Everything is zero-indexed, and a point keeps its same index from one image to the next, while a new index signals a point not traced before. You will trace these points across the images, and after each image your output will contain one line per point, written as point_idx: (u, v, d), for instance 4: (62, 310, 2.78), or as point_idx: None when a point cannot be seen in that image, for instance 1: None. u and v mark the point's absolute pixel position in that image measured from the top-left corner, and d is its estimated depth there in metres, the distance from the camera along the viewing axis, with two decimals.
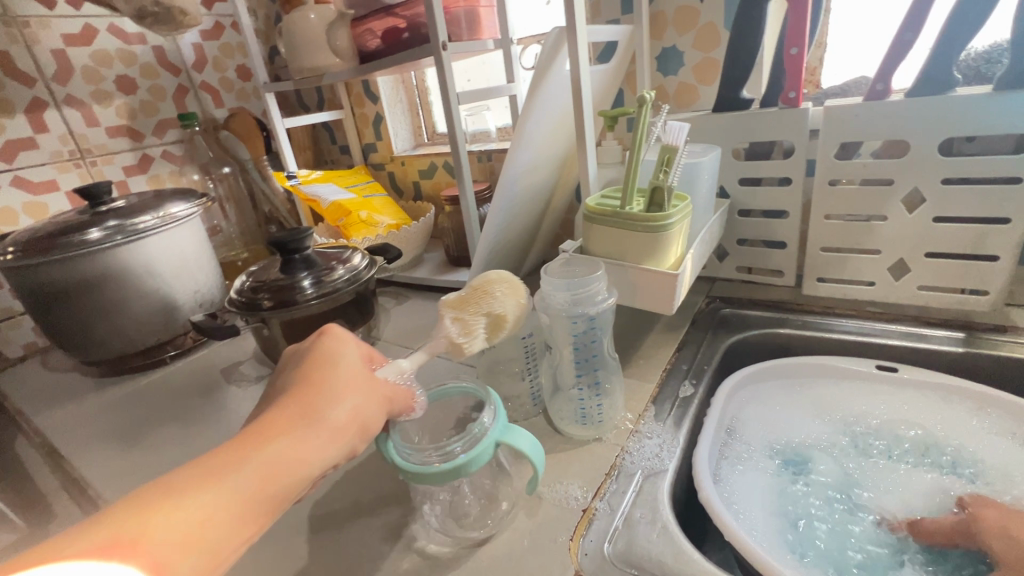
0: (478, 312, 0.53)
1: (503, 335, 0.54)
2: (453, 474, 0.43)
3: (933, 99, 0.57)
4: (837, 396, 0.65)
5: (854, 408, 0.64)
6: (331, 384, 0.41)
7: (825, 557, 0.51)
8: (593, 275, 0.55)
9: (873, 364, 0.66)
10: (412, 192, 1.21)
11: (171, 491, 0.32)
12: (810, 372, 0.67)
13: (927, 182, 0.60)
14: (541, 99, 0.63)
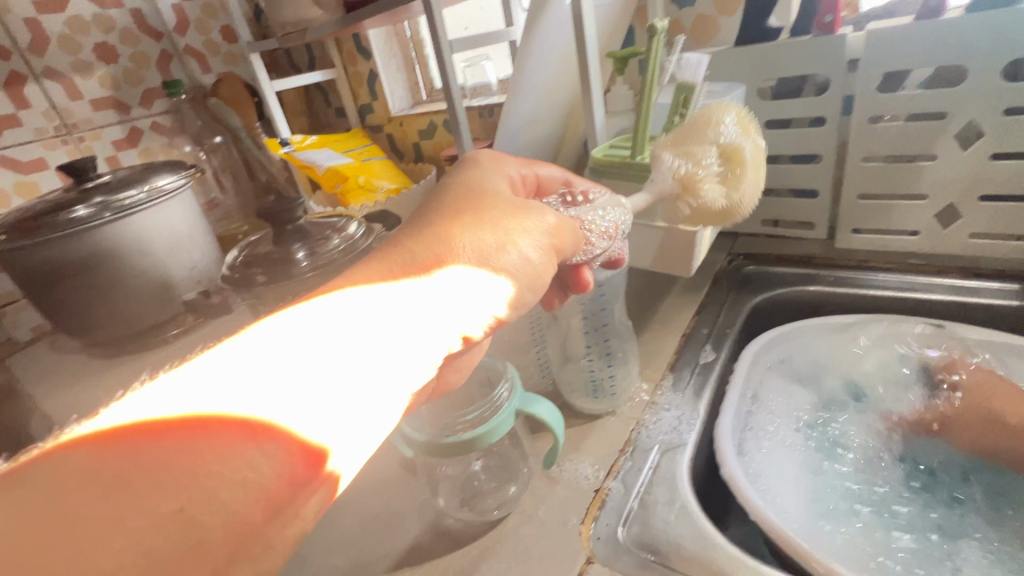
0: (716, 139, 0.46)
1: (737, 169, 0.48)
2: (471, 446, 0.40)
3: (995, 15, 0.49)
4: (848, 361, 0.61)
5: (864, 375, 0.60)
6: (465, 212, 0.39)
7: (854, 536, 0.48)
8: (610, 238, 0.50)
9: (896, 323, 0.60)
10: (413, 154, 1.14)
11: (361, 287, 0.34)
12: (825, 348, 0.62)
13: (985, 114, 0.52)
14: (538, 40, 0.57)
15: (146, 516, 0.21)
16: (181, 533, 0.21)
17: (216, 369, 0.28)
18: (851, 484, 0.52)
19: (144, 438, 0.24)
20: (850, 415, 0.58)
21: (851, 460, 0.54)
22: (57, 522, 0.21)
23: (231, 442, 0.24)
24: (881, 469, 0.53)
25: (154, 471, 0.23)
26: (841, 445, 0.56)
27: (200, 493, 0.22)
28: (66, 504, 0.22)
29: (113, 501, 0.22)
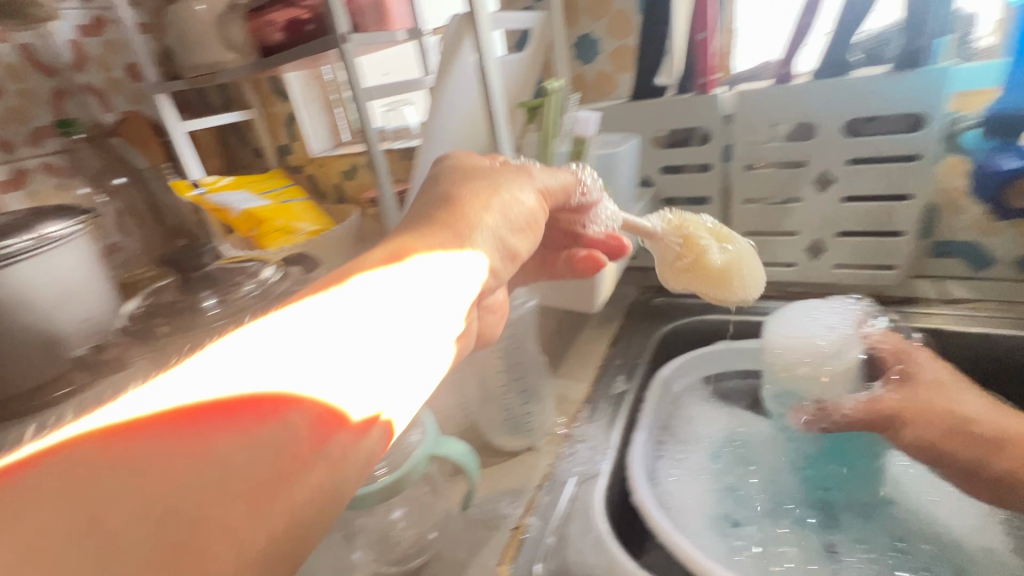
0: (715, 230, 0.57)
1: (724, 241, 0.57)
2: (388, 495, 0.40)
3: (833, 82, 0.57)
4: (830, 358, 0.54)
5: (846, 375, 0.54)
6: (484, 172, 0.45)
7: (753, 548, 0.51)
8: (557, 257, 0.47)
9: (855, 321, 0.58)
10: (336, 194, 1.13)
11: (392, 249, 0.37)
12: (802, 348, 0.55)
13: (835, 164, 0.61)
14: (447, 92, 0.59)
15: (209, 466, 0.24)
16: (243, 482, 0.24)
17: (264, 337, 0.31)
18: (752, 496, 0.56)
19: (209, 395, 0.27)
20: (750, 430, 0.63)
21: (752, 472, 0.58)
22: (126, 477, 0.23)
23: (276, 404, 0.27)
24: (778, 478, 0.57)
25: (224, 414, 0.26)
26: (741, 464, 0.60)
27: (255, 447, 0.25)
28: (121, 469, 0.23)
29: (172, 458, 0.24)
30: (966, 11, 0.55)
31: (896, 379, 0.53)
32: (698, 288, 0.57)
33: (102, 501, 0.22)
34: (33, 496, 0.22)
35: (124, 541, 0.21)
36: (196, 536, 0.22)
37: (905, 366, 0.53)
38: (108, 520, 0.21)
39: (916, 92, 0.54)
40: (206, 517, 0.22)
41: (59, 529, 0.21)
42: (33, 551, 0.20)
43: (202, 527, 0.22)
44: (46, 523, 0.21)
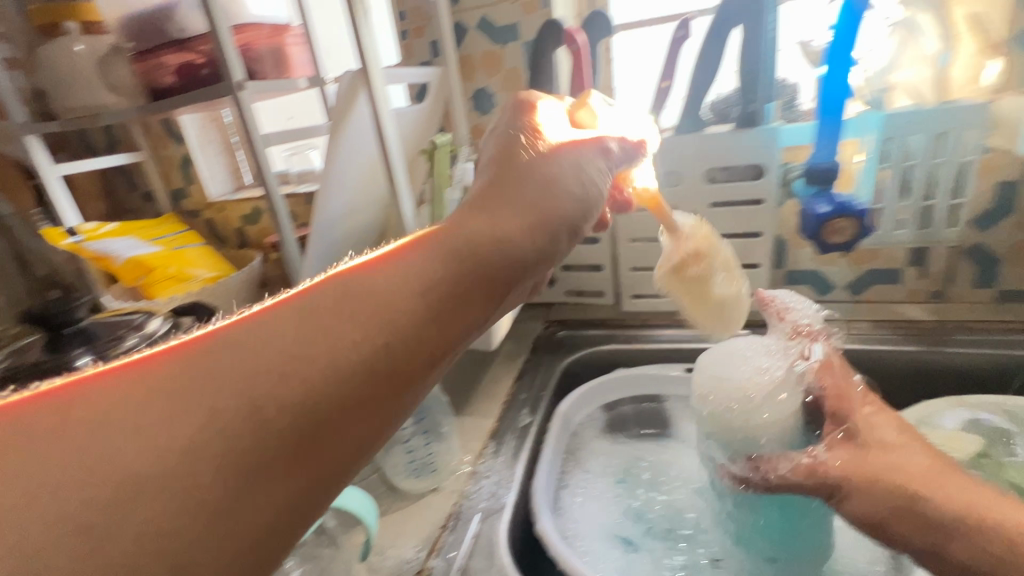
0: (728, 257, 0.55)
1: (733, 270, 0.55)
2: None
3: (690, 137, 0.66)
4: (767, 401, 0.49)
5: (784, 420, 0.48)
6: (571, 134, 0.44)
7: (645, 563, 0.52)
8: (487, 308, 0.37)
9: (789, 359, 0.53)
10: (236, 239, 1.08)
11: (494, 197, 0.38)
12: (733, 390, 0.50)
13: (700, 207, 0.69)
14: (343, 142, 0.61)
15: (336, 380, 0.26)
16: (363, 397, 0.26)
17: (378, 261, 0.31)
18: (652, 519, 0.56)
19: (323, 312, 0.27)
20: (647, 454, 0.65)
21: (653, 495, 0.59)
22: (266, 381, 0.24)
23: (391, 329, 0.28)
24: (675, 499, 0.58)
25: (339, 337, 0.27)
26: (641, 481, 0.61)
27: (373, 369, 0.27)
28: (247, 375, 0.24)
29: (284, 386, 0.24)
30: (791, 81, 0.66)
31: (840, 439, 0.43)
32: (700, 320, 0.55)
33: (249, 398, 0.24)
34: (188, 380, 0.23)
35: (274, 438, 0.24)
36: (330, 438, 0.25)
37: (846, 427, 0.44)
38: (258, 419, 0.24)
39: (754, 146, 0.64)
40: (336, 426, 0.25)
41: (215, 418, 0.23)
42: (199, 436, 0.22)
43: (334, 432, 0.25)
44: (204, 410, 0.23)
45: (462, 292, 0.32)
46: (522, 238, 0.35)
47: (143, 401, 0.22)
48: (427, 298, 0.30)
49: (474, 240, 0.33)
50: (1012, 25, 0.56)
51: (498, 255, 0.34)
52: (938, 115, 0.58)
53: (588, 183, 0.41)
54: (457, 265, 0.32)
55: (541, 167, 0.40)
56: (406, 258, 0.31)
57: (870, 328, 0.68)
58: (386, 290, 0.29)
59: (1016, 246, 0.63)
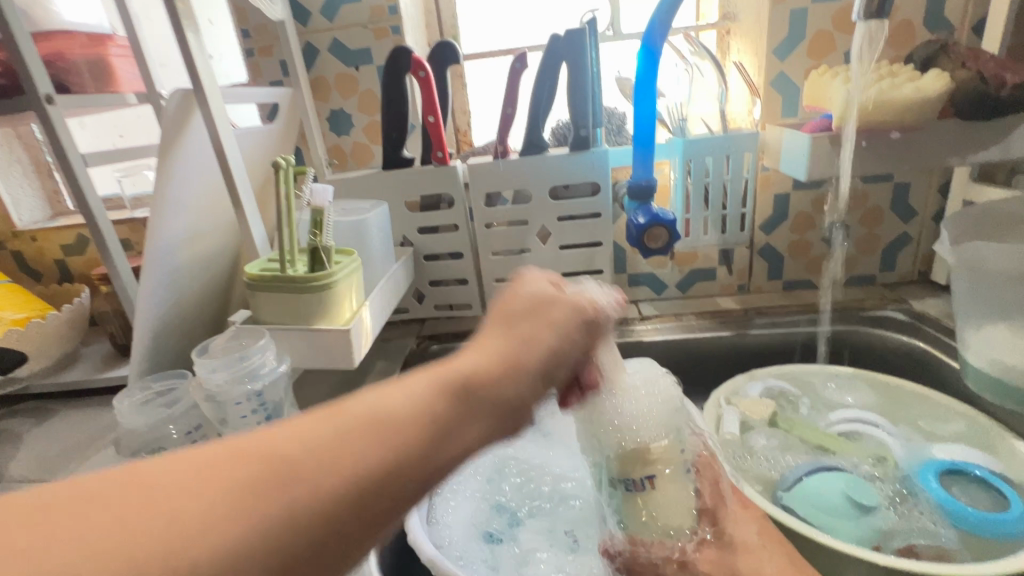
0: (652, 396, 0.42)
1: (645, 405, 0.42)
2: None
3: (535, 158, 0.72)
4: (652, 427, 0.40)
5: (666, 465, 0.40)
6: (564, 300, 0.36)
7: (509, 552, 0.55)
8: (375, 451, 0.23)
9: (653, 396, 0.42)
10: (55, 273, 0.94)
11: (499, 332, 0.33)
12: (612, 398, 0.41)
13: (548, 220, 0.75)
14: (175, 164, 0.57)
15: (357, 499, 0.22)
16: (382, 518, 0.23)
17: (396, 405, 0.25)
18: (518, 511, 0.59)
19: (321, 466, 0.22)
20: (514, 450, 0.67)
21: (521, 489, 0.62)
22: (301, 498, 0.21)
23: (409, 455, 0.24)
24: (541, 490, 0.62)
25: (334, 500, 0.22)
26: (512, 476, 0.64)
27: (395, 493, 0.23)
28: (226, 524, 0.20)
29: (259, 542, 0.20)
30: (618, 111, 0.78)
31: (711, 539, 0.40)
32: (589, 408, 0.42)
33: (280, 520, 0.20)
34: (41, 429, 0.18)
35: (294, 561, 0.21)
36: (334, 562, 0.22)
37: (718, 528, 0.41)
38: (284, 535, 0.20)
39: (590, 165, 0.72)
40: (348, 547, 0.22)
41: (254, 529, 0.20)
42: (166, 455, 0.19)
43: (348, 552, 0.22)
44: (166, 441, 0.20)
45: (471, 425, 0.27)
46: (528, 368, 0.32)
47: (205, 488, 0.20)
48: (444, 425, 0.26)
49: (483, 376, 0.29)
50: (769, 73, 0.72)
51: (504, 390, 0.29)
52: (723, 142, 0.70)
53: (579, 342, 0.35)
54: (466, 398, 0.28)
55: (528, 322, 0.34)
56: (422, 389, 0.27)
57: (695, 318, 0.78)
58: (395, 434, 0.24)
59: (792, 243, 0.81)
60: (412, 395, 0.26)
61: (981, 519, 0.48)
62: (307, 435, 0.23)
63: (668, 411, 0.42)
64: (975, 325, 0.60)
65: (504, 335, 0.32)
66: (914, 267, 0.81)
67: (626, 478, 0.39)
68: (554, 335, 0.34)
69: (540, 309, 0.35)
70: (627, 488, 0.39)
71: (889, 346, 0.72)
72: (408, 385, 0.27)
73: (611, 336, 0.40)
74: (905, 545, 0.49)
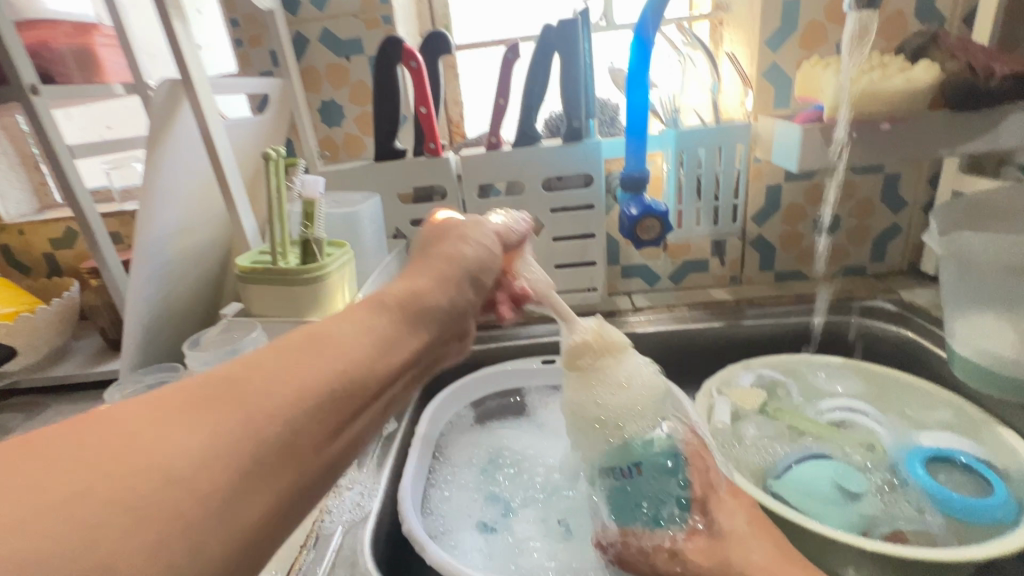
0: (641, 387, 0.43)
1: (633, 397, 0.43)
2: None
3: (527, 149, 0.72)
4: (638, 420, 0.42)
5: (655, 453, 0.42)
6: (467, 241, 0.43)
7: (504, 541, 0.55)
8: (325, 353, 0.28)
9: (643, 386, 0.43)
10: (44, 267, 0.93)
11: (417, 270, 0.39)
12: (602, 392, 0.43)
13: (541, 211, 0.75)
14: (164, 154, 0.56)
15: (312, 401, 0.26)
16: (337, 419, 0.26)
17: (333, 323, 0.30)
18: (511, 500, 0.60)
19: (276, 373, 0.25)
20: (509, 441, 0.67)
21: (514, 478, 0.62)
22: (261, 403, 0.24)
23: (357, 362, 0.28)
24: (535, 480, 0.62)
25: (297, 399, 0.25)
26: (505, 467, 0.64)
27: (345, 394, 0.27)
28: (199, 429, 0.22)
29: (232, 441, 0.22)
30: (611, 102, 0.78)
31: (702, 526, 0.40)
32: (579, 400, 0.43)
33: (247, 425, 0.23)
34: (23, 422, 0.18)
35: (269, 455, 0.23)
36: (307, 455, 0.25)
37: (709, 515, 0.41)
38: (253, 437, 0.23)
39: (583, 156, 0.72)
40: (315, 440, 0.25)
41: (220, 436, 0.22)
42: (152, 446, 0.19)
43: (309, 454, 0.25)
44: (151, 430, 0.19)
45: (407, 338, 0.33)
46: (449, 297, 0.38)
47: (172, 420, 0.22)
48: (380, 338, 0.31)
49: (408, 298, 0.35)
50: (762, 64, 0.73)
51: (428, 307, 0.36)
52: (715, 133, 0.71)
53: (484, 274, 0.43)
54: (396, 315, 0.33)
55: (440, 260, 0.40)
56: (357, 314, 0.31)
57: (687, 309, 0.79)
58: (340, 343, 0.29)
59: (783, 234, 0.81)
60: (350, 317, 0.31)
61: (966, 504, 0.50)
62: (252, 355, 0.26)
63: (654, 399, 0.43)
64: (963, 314, 0.60)
65: (422, 273, 0.38)
66: (904, 257, 0.82)
67: (617, 466, 0.42)
68: (461, 270, 0.40)
69: (453, 252, 0.41)
70: (618, 476, 0.42)
71: (878, 336, 0.73)
72: (343, 311, 0.31)
73: (514, 271, 0.48)
74: (892, 531, 0.50)
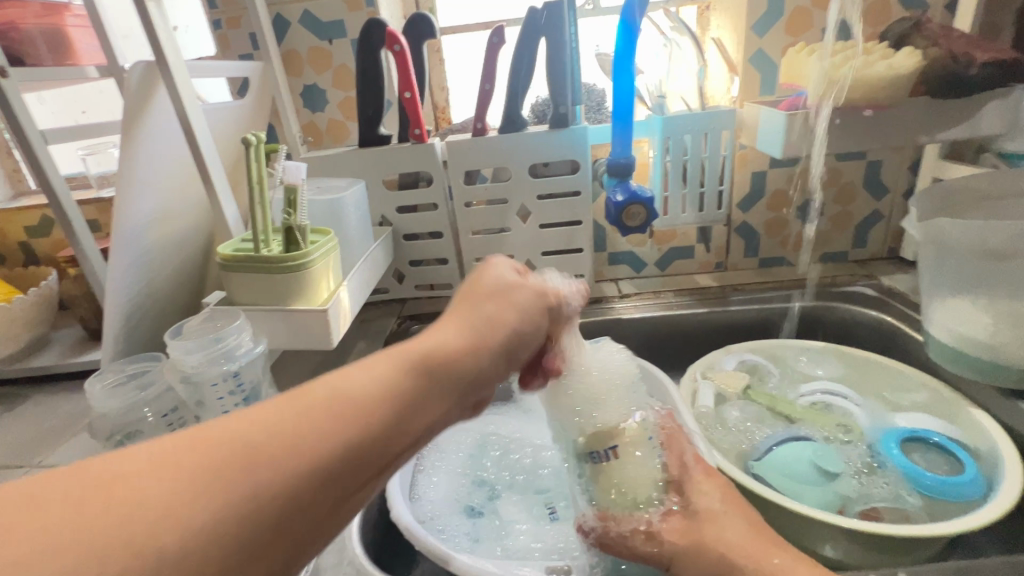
0: (608, 375, 0.46)
1: (602, 387, 0.45)
2: None
3: (513, 135, 0.72)
4: (608, 406, 0.44)
5: (629, 434, 0.43)
6: (517, 288, 0.40)
7: (490, 525, 0.56)
8: (343, 429, 0.26)
9: (609, 374, 0.46)
10: (20, 256, 0.90)
11: (457, 316, 0.36)
12: (572, 382, 0.45)
13: (528, 198, 0.75)
14: (141, 141, 0.55)
15: (318, 479, 0.24)
16: (342, 495, 0.25)
17: (360, 389, 0.28)
18: (497, 485, 0.61)
19: (289, 446, 0.24)
20: (496, 427, 0.68)
21: (501, 463, 0.63)
22: (267, 477, 0.23)
23: (373, 434, 0.27)
24: (521, 464, 0.63)
25: (303, 479, 0.24)
26: (492, 452, 0.65)
27: (356, 470, 0.26)
28: (196, 503, 0.21)
29: (228, 518, 0.22)
30: (598, 88, 0.78)
31: (683, 507, 0.41)
32: (554, 394, 0.46)
33: (246, 498, 0.22)
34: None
35: (264, 532, 0.22)
36: (306, 531, 0.24)
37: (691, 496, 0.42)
38: (252, 511, 0.22)
39: (569, 143, 0.72)
40: (315, 519, 0.24)
41: (218, 518, 0.21)
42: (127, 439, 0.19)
43: (310, 531, 0.24)
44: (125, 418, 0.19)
45: (433, 404, 0.31)
46: (485, 350, 0.35)
47: (171, 476, 0.22)
48: (406, 406, 0.29)
49: (444, 356, 0.32)
50: (747, 50, 0.73)
51: (463, 366, 0.33)
52: (701, 119, 0.71)
53: (534, 325, 0.39)
54: (424, 375, 0.31)
55: (485, 306, 0.37)
56: (387, 373, 0.29)
57: (673, 296, 0.79)
58: (362, 414, 0.27)
59: (768, 221, 0.82)
60: (375, 373, 0.29)
61: (940, 483, 0.51)
62: (269, 419, 0.25)
63: (621, 386, 0.46)
64: (939, 298, 0.62)
65: (463, 321, 0.36)
66: (885, 243, 0.83)
67: (593, 450, 0.43)
68: (508, 322, 0.37)
69: (495, 299, 0.38)
70: (594, 459, 0.43)
71: (858, 320, 0.74)
72: (370, 363, 0.29)
73: (572, 322, 0.45)
74: (867, 509, 0.52)
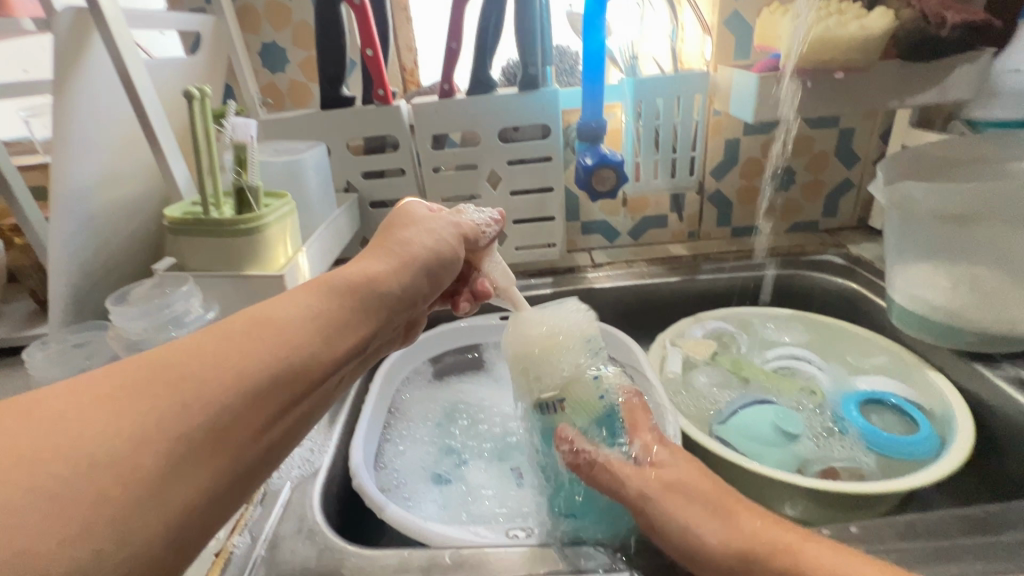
0: (557, 333, 0.45)
1: (551, 345, 0.44)
2: None
3: (482, 97, 0.69)
4: (563, 364, 0.44)
5: (579, 393, 0.45)
6: (426, 225, 0.43)
7: (456, 489, 0.56)
8: (273, 345, 0.28)
9: (561, 330, 0.45)
10: None
11: (373, 252, 0.39)
12: (522, 338, 0.45)
13: (497, 164, 0.73)
14: (77, 95, 0.52)
15: (250, 386, 0.26)
16: (275, 408, 0.27)
17: (280, 311, 0.30)
18: (464, 452, 0.60)
19: (215, 360, 0.26)
20: (464, 395, 0.67)
21: (468, 431, 0.63)
22: (199, 390, 0.24)
23: (300, 348, 0.29)
24: (489, 431, 0.62)
25: (233, 387, 0.25)
26: (459, 420, 0.64)
27: (287, 379, 0.28)
28: (126, 415, 0.22)
29: (162, 424, 0.23)
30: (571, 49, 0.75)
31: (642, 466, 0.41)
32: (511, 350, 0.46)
33: (181, 409, 0.24)
34: None
35: (201, 440, 0.24)
36: (245, 435, 0.26)
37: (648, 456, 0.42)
38: (185, 421, 0.23)
39: (539, 106, 0.70)
40: (252, 424, 0.26)
41: (151, 425, 0.23)
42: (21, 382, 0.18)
43: (250, 433, 0.26)
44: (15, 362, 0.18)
45: (358, 323, 0.33)
46: (407, 280, 0.38)
47: (95, 405, 0.22)
48: (331, 324, 0.31)
49: (363, 283, 0.35)
50: (722, 12, 0.71)
51: (383, 291, 0.36)
52: (672, 82, 0.69)
53: (447, 258, 0.43)
54: (347, 300, 0.33)
55: (402, 244, 0.40)
56: (309, 298, 0.32)
57: (645, 264, 0.79)
58: (288, 331, 0.29)
59: (740, 189, 0.81)
60: (299, 300, 0.31)
61: (894, 443, 0.53)
62: (190, 340, 0.26)
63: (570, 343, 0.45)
64: (903, 264, 0.62)
65: (382, 258, 0.38)
66: (855, 212, 0.83)
67: (543, 403, 0.45)
68: (422, 253, 0.41)
69: (412, 238, 0.41)
70: (546, 412, 0.45)
71: (825, 288, 0.75)
72: (292, 292, 0.32)
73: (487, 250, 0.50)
74: (825, 468, 0.53)
